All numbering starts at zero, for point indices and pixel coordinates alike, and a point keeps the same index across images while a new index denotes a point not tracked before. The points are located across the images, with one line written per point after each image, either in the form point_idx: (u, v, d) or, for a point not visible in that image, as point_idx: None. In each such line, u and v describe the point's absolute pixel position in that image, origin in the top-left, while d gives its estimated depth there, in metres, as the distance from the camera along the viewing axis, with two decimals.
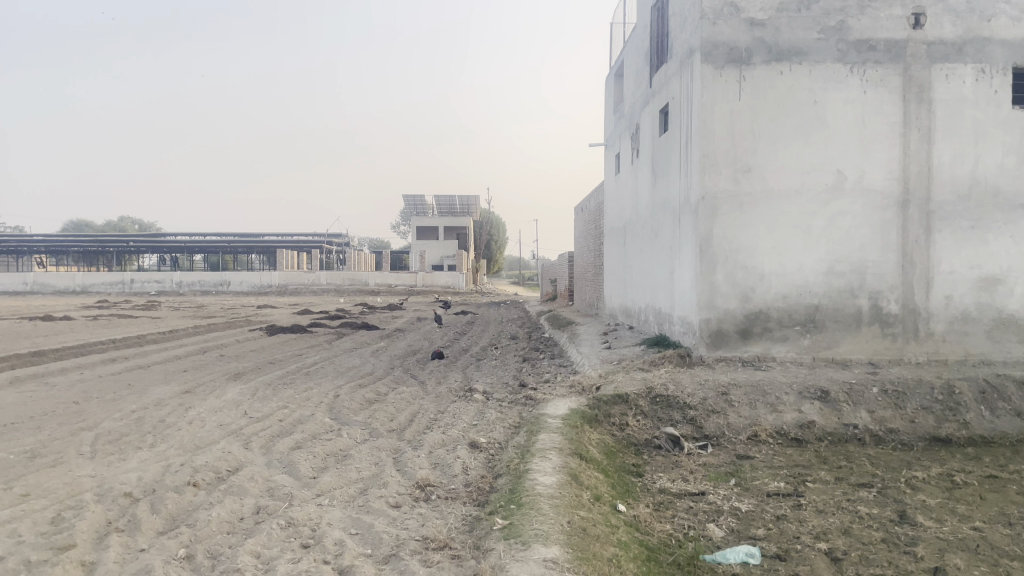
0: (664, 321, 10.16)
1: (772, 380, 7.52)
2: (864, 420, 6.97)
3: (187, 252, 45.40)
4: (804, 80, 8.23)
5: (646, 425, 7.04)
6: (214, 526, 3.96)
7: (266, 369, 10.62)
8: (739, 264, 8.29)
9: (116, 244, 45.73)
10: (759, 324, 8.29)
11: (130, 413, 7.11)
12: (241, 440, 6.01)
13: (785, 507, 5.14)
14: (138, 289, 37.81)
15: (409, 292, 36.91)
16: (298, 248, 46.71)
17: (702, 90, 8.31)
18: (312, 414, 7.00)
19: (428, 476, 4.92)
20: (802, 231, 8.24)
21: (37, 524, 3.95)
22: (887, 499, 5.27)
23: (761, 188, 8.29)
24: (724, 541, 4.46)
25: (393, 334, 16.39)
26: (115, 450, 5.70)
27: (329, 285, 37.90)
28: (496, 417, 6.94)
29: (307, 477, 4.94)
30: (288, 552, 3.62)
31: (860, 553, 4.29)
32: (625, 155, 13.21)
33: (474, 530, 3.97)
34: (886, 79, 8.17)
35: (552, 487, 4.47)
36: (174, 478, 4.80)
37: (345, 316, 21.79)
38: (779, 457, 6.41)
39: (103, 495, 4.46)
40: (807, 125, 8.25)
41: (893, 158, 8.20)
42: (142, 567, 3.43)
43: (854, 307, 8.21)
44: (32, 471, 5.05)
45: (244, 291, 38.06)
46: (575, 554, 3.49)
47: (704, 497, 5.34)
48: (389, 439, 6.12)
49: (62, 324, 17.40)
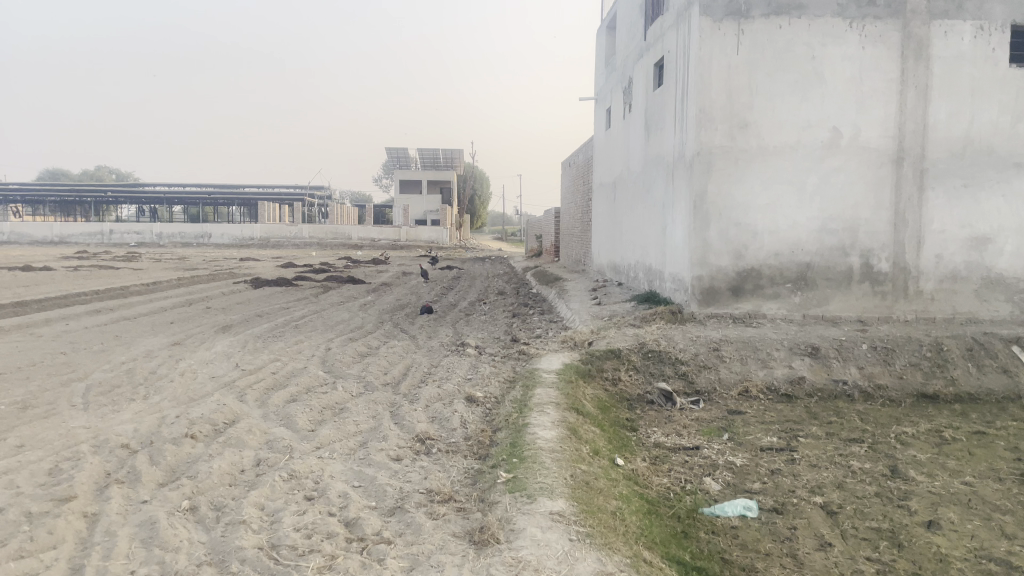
0: (655, 277, 10.16)
1: (764, 337, 7.56)
2: (853, 376, 7.05)
3: (166, 203, 44.81)
4: (803, 35, 8.12)
5: (639, 380, 7.09)
6: (216, 478, 3.94)
7: (254, 321, 10.55)
8: (733, 221, 8.27)
9: (94, 194, 45.04)
10: (751, 280, 8.31)
11: (119, 365, 7.05)
12: (236, 392, 5.98)
13: (779, 461, 5.20)
14: (118, 241, 37.25)
15: (393, 246, 36.66)
16: (280, 201, 46.21)
17: (699, 43, 8.19)
18: (305, 368, 6.97)
19: (426, 429, 4.93)
20: (796, 188, 8.22)
21: (34, 475, 3.90)
22: (879, 454, 5.35)
23: (756, 144, 8.23)
24: (722, 494, 4.51)
25: (380, 289, 16.32)
26: (108, 401, 5.65)
27: (312, 239, 37.57)
28: (489, 372, 6.96)
29: (305, 430, 4.93)
30: (293, 504, 3.61)
31: (855, 506, 4.35)
32: (617, 110, 13.05)
33: (477, 482, 3.98)
34: (885, 35, 8.07)
35: (553, 441, 4.49)
36: (171, 429, 4.77)
37: (330, 269, 21.63)
38: (770, 412, 6.48)
39: (100, 447, 4.42)
40: (804, 81, 8.16)
41: (890, 115, 8.16)
42: (147, 518, 3.40)
43: (845, 265, 8.25)
44: (26, 422, 5.00)
45: (227, 243, 37.65)
46: (580, 507, 3.51)
47: (698, 451, 5.40)
48: (384, 392, 6.11)
49: (42, 275, 17.09)
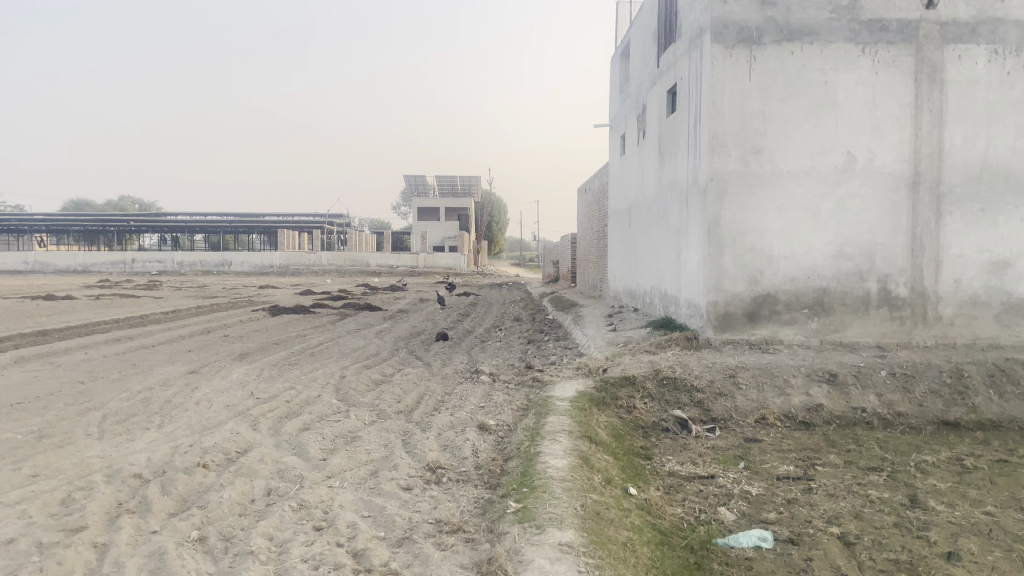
0: (670, 303, 10.12)
1: (780, 363, 7.49)
2: (872, 403, 6.95)
3: (187, 231, 45.34)
4: (815, 60, 8.13)
5: (654, 408, 7.04)
6: (226, 508, 3.94)
7: (270, 349, 10.60)
8: (748, 247, 8.24)
9: (117, 223, 45.70)
10: (768, 306, 8.25)
11: (136, 394, 7.09)
12: (249, 420, 6.00)
13: (796, 491, 5.12)
14: (140, 269, 37.71)
15: (411, 273, 36.81)
16: (299, 229, 46.63)
17: (711, 70, 8.22)
18: (319, 396, 6.98)
19: (438, 458, 4.91)
20: (811, 214, 8.18)
21: (47, 505, 3.92)
22: (898, 483, 5.26)
23: (770, 169, 8.21)
24: (736, 525, 4.45)
25: (397, 316, 16.36)
26: (123, 430, 5.69)
27: (331, 266, 37.84)
28: (503, 399, 6.93)
29: (317, 459, 4.92)
30: (301, 535, 3.60)
31: (873, 537, 4.27)
32: (631, 136, 13.08)
33: (487, 513, 3.95)
34: (898, 60, 8.07)
35: (564, 470, 4.45)
36: (184, 459, 4.78)
37: (348, 296, 21.73)
38: (787, 439, 6.39)
39: (113, 476, 4.44)
40: (817, 106, 8.16)
41: (904, 140, 8.12)
42: (155, 549, 3.40)
43: (863, 290, 8.17)
44: (41, 451, 5.03)
45: (247, 271, 37.99)
46: (590, 538, 3.47)
47: (713, 480, 5.33)
48: (397, 421, 6.10)
49: (65, 304, 17.30)
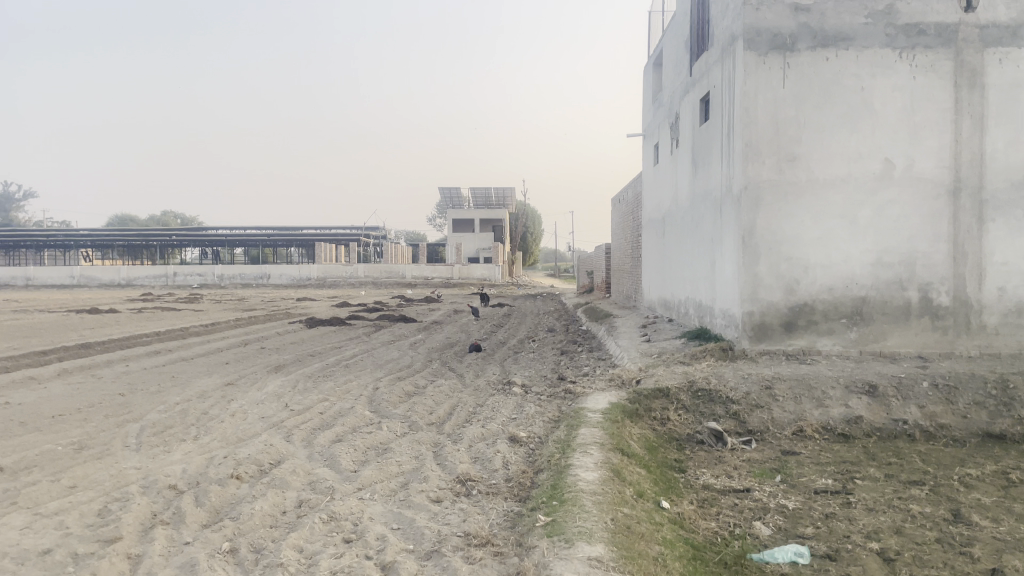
0: (705, 313, 10.01)
1: (818, 374, 7.35)
2: (914, 415, 6.78)
3: (227, 245, 46.12)
4: (851, 66, 8.00)
5: (688, 420, 6.95)
6: (257, 519, 3.97)
7: (306, 361, 10.71)
8: (783, 256, 8.12)
9: (159, 237, 46.68)
10: (804, 316, 8.11)
11: (173, 405, 7.21)
12: (283, 432, 6.05)
13: (834, 505, 5.00)
14: (181, 283, 38.44)
15: (446, 284, 36.95)
16: (336, 241, 47.16)
17: (744, 78, 8.14)
18: (352, 407, 7.02)
19: (468, 470, 4.90)
20: (848, 222, 8.04)
21: (83, 516, 3.99)
22: (941, 497, 5.11)
23: (806, 177, 8.10)
24: (772, 539, 4.36)
25: (431, 327, 16.43)
26: (160, 442, 5.77)
27: (367, 278, 38.18)
28: (535, 411, 6.90)
29: (348, 471, 4.94)
30: (331, 547, 3.60)
31: (914, 553, 4.15)
32: (665, 145, 12.99)
33: (516, 526, 3.92)
34: (936, 65, 7.91)
35: (595, 483, 4.40)
36: (217, 470, 4.83)
37: (383, 308, 21.85)
38: (826, 452, 6.26)
39: (148, 487, 4.51)
40: (853, 112, 8.02)
41: (944, 146, 7.95)
42: (187, 560, 3.44)
43: (903, 299, 7.99)
44: (80, 462, 5.13)
45: (285, 284, 38.46)
46: (620, 553, 3.43)
47: (749, 494, 5.24)
48: (429, 432, 6.11)
49: (108, 317, 17.67)
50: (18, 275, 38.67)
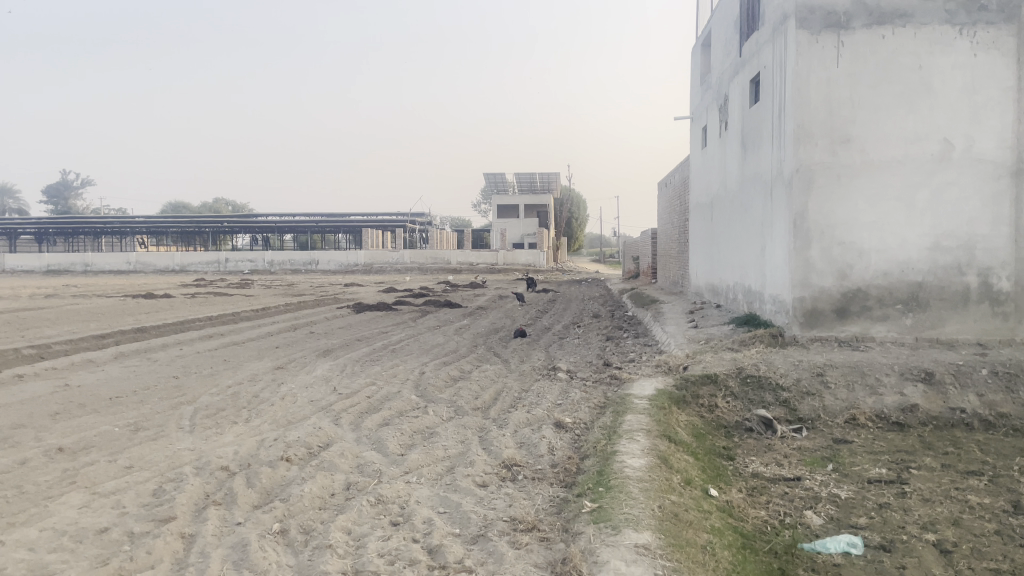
0: (754, 298, 9.84)
1: (871, 361, 7.17)
2: (972, 404, 6.58)
3: (277, 231, 46.83)
4: (909, 44, 7.74)
5: (737, 407, 6.85)
6: (307, 501, 4.03)
7: (354, 345, 10.83)
8: (836, 240, 7.93)
9: (212, 224, 47.62)
10: (858, 302, 7.91)
11: (226, 388, 7.36)
12: (331, 415, 6.13)
13: (888, 495, 4.88)
14: (233, 268, 39.19)
15: (491, 270, 37.02)
16: (382, 227, 47.54)
17: (796, 57, 7.94)
18: (399, 391, 7.08)
19: (514, 455, 4.90)
20: (904, 204, 7.80)
21: (140, 496, 4.10)
22: (1000, 488, 4.95)
23: (861, 159, 7.87)
24: (823, 529, 4.27)
25: (476, 312, 16.48)
26: (213, 424, 5.89)
27: (413, 264, 38.46)
28: (581, 397, 6.87)
29: (395, 454, 4.98)
30: (378, 529, 3.64)
31: (973, 545, 4.03)
32: (713, 128, 12.77)
33: (562, 512, 3.91)
34: (999, 41, 7.61)
35: (642, 470, 4.36)
36: (268, 452, 4.92)
37: (428, 293, 22.00)
38: (880, 441, 6.11)
39: (201, 468, 4.61)
40: (911, 92, 7.77)
41: (1006, 125, 7.66)
42: (239, 541, 3.50)
43: (961, 285, 7.74)
44: (137, 443, 5.27)
45: (333, 270, 38.94)
46: (667, 540, 3.39)
47: (799, 482, 5.14)
48: (475, 417, 6.13)
49: (162, 302, 18.10)
50: (77, 262, 39.81)
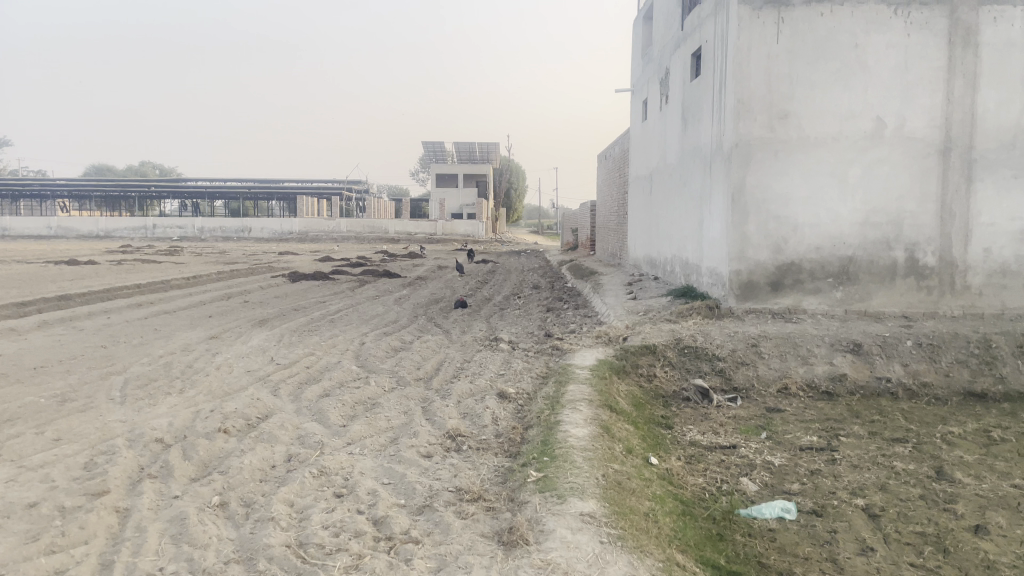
0: (691, 271, 10.01)
1: (804, 333, 7.38)
2: (897, 373, 6.84)
3: (208, 197, 45.47)
4: (846, 22, 7.88)
5: (674, 377, 6.99)
6: (247, 473, 3.95)
7: (290, 315, 10.62)
8: (773, 214, 8.09)
9: (138, 188, 45.90)
10: (791, 275, 8.12)
11: (158, 358, 7.14)
12: (270, 386, 6.01)
13: (820, 461, 5.05)
14: (161, 235, 37.93)
15: (430, 240, 36.74)
16: (318, 195, 46.60)
17: (738, 32, 8.01)
18: (339, 362, 6.99)
19: (458, 426, 4.88)
20: (838, 180, 8.00)
21: (70, 469, 3.95)
22: (924, 454, 5.18)
23: (797, 135, 8.03)
24: (759, 495, 4.40)
25: (415, 283, 16.35)
26: (145, 395, 5.72)
27: (350, 233, 37.87)
28: (523, 367, 6.90)
29: (337, 425, 4.92)
30: (322, 501, 3.59)
31: (899, 509, 4.21)
32: (654, 102, 12.84)
33: (507, 481, 3.93)
34: (931, 22, 7.82)
35: (585, 439, 4.40)
36: (205, 423, 4.79)
37: (367, 263, 21.73)
38: (811, 410, 6.31)
39: (134, 440, 4.46)
40: (846, 70, 7.93)
41: (936, 105, 7.90)
42: (177, 514, 3.41)
43: (889, 259, 8.02)
44: (63, 415, 5.06)
45: (267, 237, 38.05)
46: (611, 508, 3.44)
47: (735, 450, 5.28)
48: (417, 388, 6.09)
49: (88, 269, 17.40)
50: None
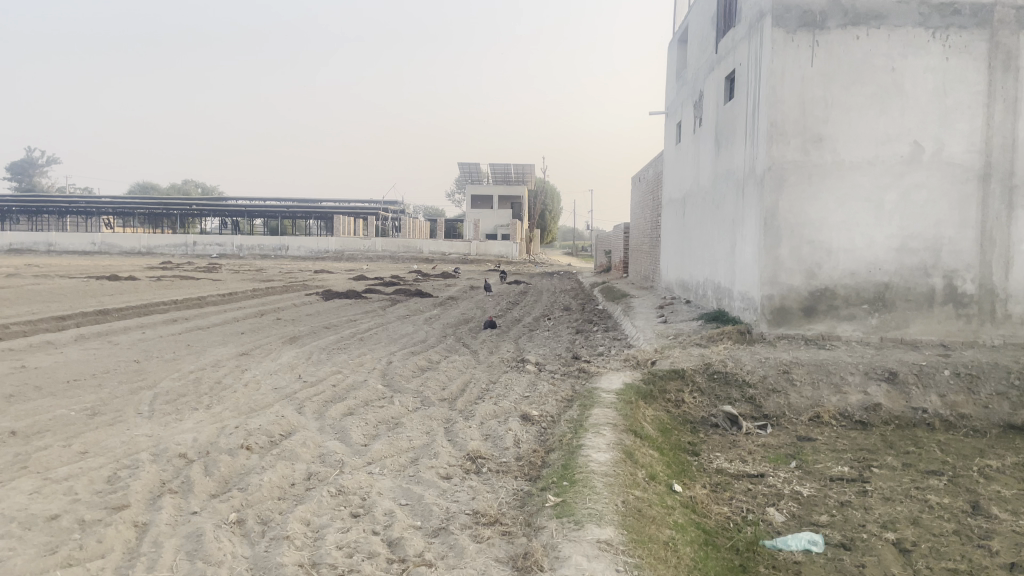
0: (723, 295, 9.89)
1: (837, 360, 7.22)
2: (934, 404, 6.65)
3: (247, 216, 46.22)
4: (882, 46, 7.78)
5: (703, 402, 6.88)
6: (266, 491, 3.95)
7: (321, 333, 10.70)
8: (806, 239, 7.96)
9: (180, 206, 46.81)
10: (825, 301, 7.98)
11: (188, 374, 7.21)
12: (295, 404, 6.03)
13: (850, 493, 4.91)
14: (200, 252, 38.57)
15: (463, 261, 36.92)
16: (355, 215, 47.11)
17: (771, 55, 7.95)
18: (366, 381, 7.00)
19: (479, 448, 4.85)
20: (874, 206, 7.86)
21: (93, 483, 3.99)
22: (959, 488, 5.01)
23: (831, 159, 7.91)
24: (785, 526, 4.29)
25: (446, 302, 16.38)
26: (172, 410, 5.77)
27: (384, 252, 38.19)
28: (549, 390, 6.84)
29: (358, 445, 4.91)
30: (338, 521, 3.57)
31: (931, 545, 4.06)
32: (687, 125, 12.77)
33: (526, 505, 3.88)
34: (970, 46, 7.68)
35: (607, 464, 4.34)
36: (228, 440, 4.81)
37: (399, 283, 21.84)
38: (843, 439, 6.16)
39: (158, 455, 4.50)
40: (883, 93, 7.82)
41: (976, 129, 7.74)
42: (194, 530, 3.42)
43: (927, 286, 7.84)
44: (91, 429, 5.12)
45: (303, 255, 38.43)
46: (629, 536, 3.37)
47: (763, 479, 5.16)
48: (441, 408, 6.07)
49: (126, 285, 17.68)
50: (40, 241, 38.75)
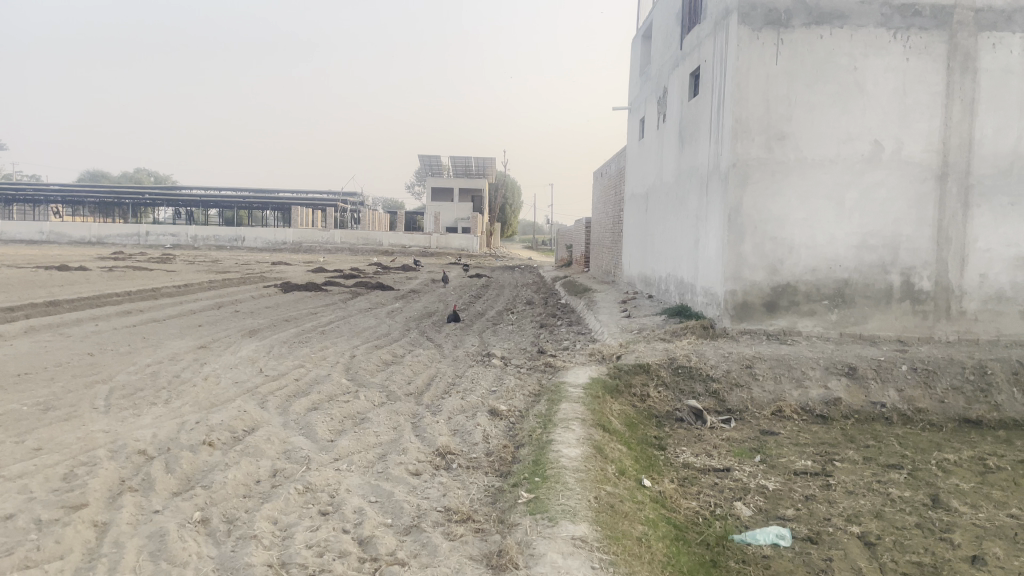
0: (686, 291, 9.96)
1: (798, 355, 7.31)
2: (892, 398, 6.78)
3: (202, 205, 45.37)
4: (844, 45, 7.89)
5: (668, 397, 6.92)
6: (230, 488, 3.85)
7: (281, 326, 10.52)
8: (768, 235, 8.05)
9: (133, 195, 45.74)
10: (787, 297, 8.08)
11: (144, 367, 7.02)
12: (258, 398, 5.90)
13: (814, 486, 4.98)
14: (153, 242, 37.75)
15: (423, 254, 36.70)
16: (313, 206, 46.50)
17: (736, 53, 8.01)
18: (329, 374, 6.90)
19: (448, 443, 4.80)
20: (835, 203, 7.98)
21: (48, 481, 3.84)
22: (919, 481, 5.11)
23: (794, 157, 8.00)
24: (753, 520, 4.32)
25: (408, 296, 16.23)
26: (129, 405, 5.60)
27: (344, 244, 37.74)
28: (515, 384, 6.82)
29: (324, 440, 4.82)
30: (307, 519, 3.49)
31: (895, 537, 4.14)
32: (651, 120, 12.82)
33: (497, 502, 3.84)
34: (930, 47, 7.82)
35: (577, 460, 4.32)
36: (190, 436, 4.69)
37: (359, 275, 21.61)
38: (805, 433, 6.25)
39: (117, 452, 4.36)
40: (844, 92, 7.93)
41: (934, 129, 7.90)
42: (156, 530, 3.31)
43: (885, 283, 7.99)
44: (45, 424, 4.95)
45: (261, 247, 37.82)
46: (603, 533, 3.36)
47: (729, 473, 5.21)
48: (407, 403, 6.00)
49: (78, 276, 17.21)
50: None
